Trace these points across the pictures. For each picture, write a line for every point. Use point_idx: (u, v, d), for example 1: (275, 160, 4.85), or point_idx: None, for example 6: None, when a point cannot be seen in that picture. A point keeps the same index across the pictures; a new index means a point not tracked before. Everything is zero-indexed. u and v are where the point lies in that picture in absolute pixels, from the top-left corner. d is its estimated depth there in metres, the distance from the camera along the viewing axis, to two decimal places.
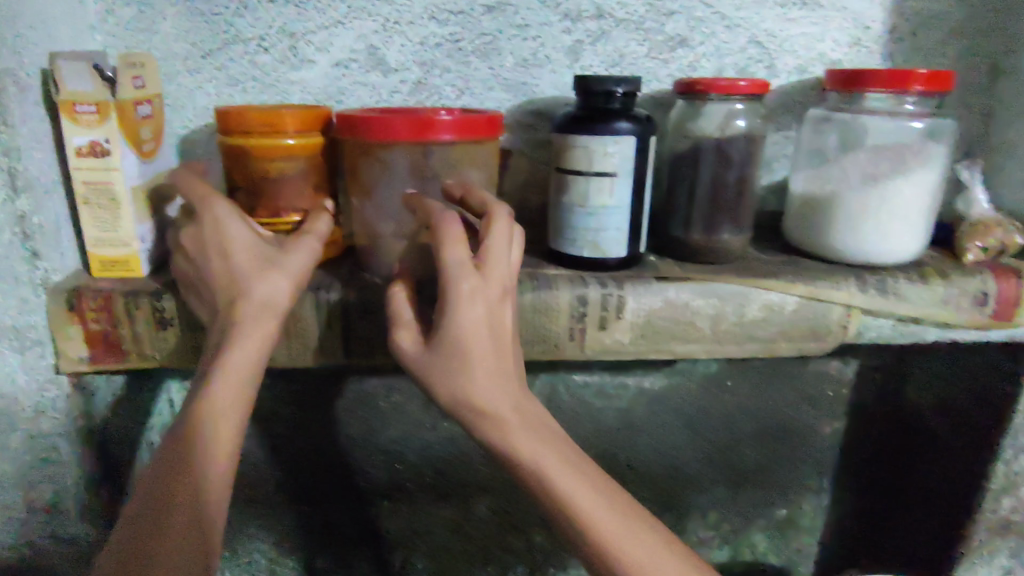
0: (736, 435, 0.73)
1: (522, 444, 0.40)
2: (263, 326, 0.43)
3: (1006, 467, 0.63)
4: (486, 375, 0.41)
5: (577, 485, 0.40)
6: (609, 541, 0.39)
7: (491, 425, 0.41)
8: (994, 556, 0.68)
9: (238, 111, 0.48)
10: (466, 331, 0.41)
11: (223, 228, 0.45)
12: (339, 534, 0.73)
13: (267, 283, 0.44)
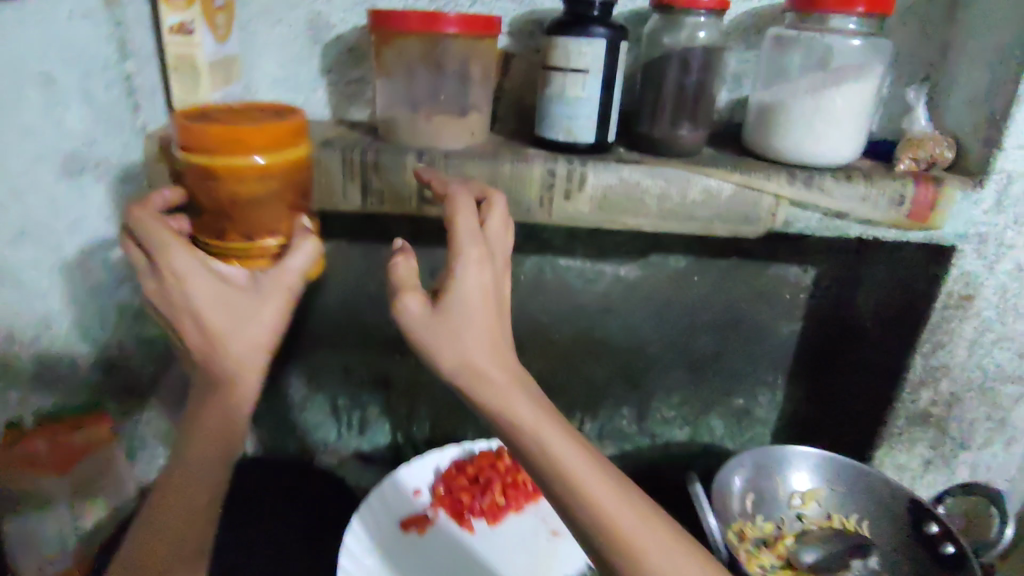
0: (695, 323, 0.86)
1: (519, 409, 0.47)
2: (253, 359, 0.53)
3: (924, 360, 0.73)
4: (489, 342, 0.48)
5: (565, 444, 0.47)
6: (591, 494, 0.46)
7: (485, 387, 0.47)
8: (915, 444, 0.79)
9: (200, 128, 0.47)
10: (473, 301, 0.48)
11: (192, 283, 0.49)
12: (356, 378, 0.90)
13: (254, 327, 0.51)
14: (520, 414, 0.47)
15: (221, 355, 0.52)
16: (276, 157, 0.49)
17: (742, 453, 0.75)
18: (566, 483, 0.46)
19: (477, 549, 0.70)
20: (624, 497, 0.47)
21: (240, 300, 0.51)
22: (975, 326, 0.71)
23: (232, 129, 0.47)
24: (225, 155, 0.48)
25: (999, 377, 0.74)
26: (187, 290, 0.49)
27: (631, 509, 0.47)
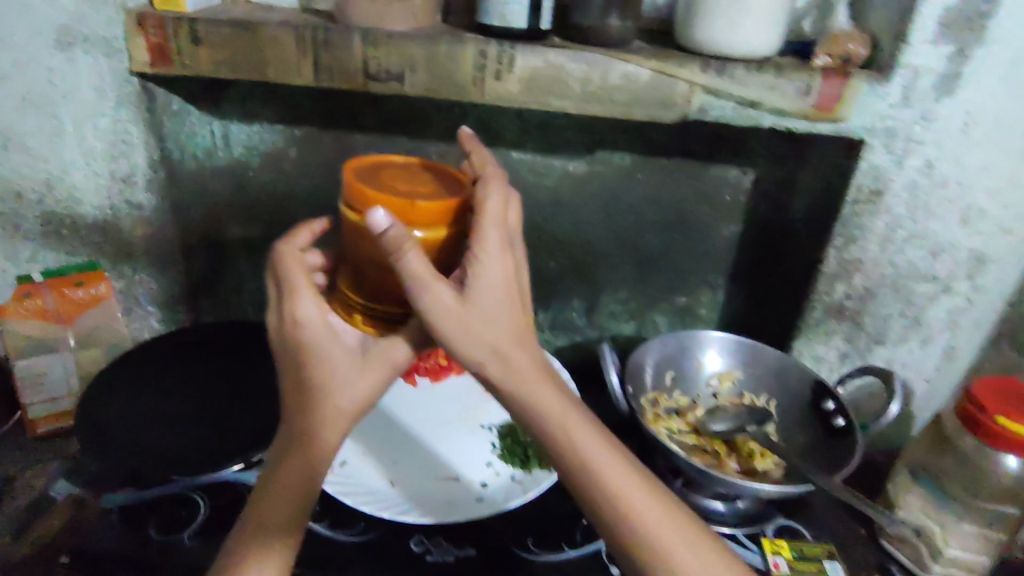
0: (641, 220, 0.93)
1: (545, 400, 0.50)
2: (337, 388, 0.51)
3: (838, 254, 0.79)
4: (514, 338, 0.49)
5: (608, 459, 0.50)
6: (618, 488, 0.49)
7: (514, 374, 0.50)
8: (831, 336, 0.85)
9: (365, 188, 0.48)
10: (500, 290, 0.49)
11: (306, 331, 0.50)
12: None
13: (358, 383, 0.51)
14: (548, 409, 0.50)
15: (316, 395, 0.51)
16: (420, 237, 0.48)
17: (665, 334, 0.84)
18: (592, 479, 0.49)
19: (416, 397, 0.80)
20: (652, 502, 0.49)
21: (351, 369, 0.51)
22: (885, 221, 0.76)
23: (376, 193, 0.48)
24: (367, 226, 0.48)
25: (910, 275, 0.80)
26: (303, 332, 0.50)
27: (662, 511, 0.49)
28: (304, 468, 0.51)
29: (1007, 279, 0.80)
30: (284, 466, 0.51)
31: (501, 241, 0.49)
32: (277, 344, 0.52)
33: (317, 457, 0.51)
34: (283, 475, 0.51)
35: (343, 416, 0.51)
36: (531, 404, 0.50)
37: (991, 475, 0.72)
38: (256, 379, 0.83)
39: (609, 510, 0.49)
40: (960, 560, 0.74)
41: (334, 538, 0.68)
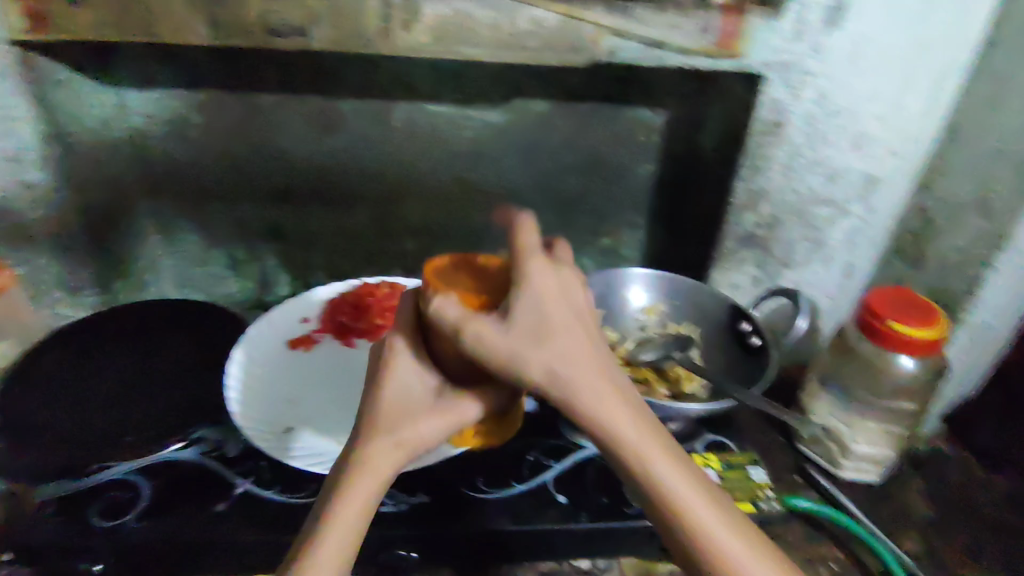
0: (560, 164, 0.95)
1: (612, 421, 0.48)
2: (399, 425, 0.51)
3: (745, 184, 0.85)
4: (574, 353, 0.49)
5: (666, 465, 0.48)
6: (688, 509, 0.47)
7: (579, 398, 0.48)
8: (743, 263, 0.92)
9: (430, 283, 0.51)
10: (558, 318, 0.49)
11: (390, 381, 0.53)
12: (250, 227, 0.98)
13: (420, 428, 0.51)
14: (619, 432, 0.48)
15: (390, 418, 0.51)
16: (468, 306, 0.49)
17: (593, 275, 0.86)
18: (660, 501, 0.47)
19: (354, 357, 0.80)
20: (723, 522, 0.47)
21: (421, 408, 0.52)
22: (786, 152, 0.82)
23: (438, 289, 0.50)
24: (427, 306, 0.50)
25: (811, 200, 0.86)
26: (394, 369, 0.53)
27: (732, 531, 0.47)
28: (357, 508, 0.48)
29: (895, 198, 0.86)
30: (338, 490, 0.48)
31: (553, 272, 0.50)
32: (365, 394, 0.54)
33: (381, 471, 0.49)
34: (344, 486, 0.48)
35: (415, 438, 0.51)
36: (602, 428, 0.48)
37: (890, 376, 0.79)
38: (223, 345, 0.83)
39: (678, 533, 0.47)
40: (868, 455, 0.82)
41: (288, 503, 0.69)
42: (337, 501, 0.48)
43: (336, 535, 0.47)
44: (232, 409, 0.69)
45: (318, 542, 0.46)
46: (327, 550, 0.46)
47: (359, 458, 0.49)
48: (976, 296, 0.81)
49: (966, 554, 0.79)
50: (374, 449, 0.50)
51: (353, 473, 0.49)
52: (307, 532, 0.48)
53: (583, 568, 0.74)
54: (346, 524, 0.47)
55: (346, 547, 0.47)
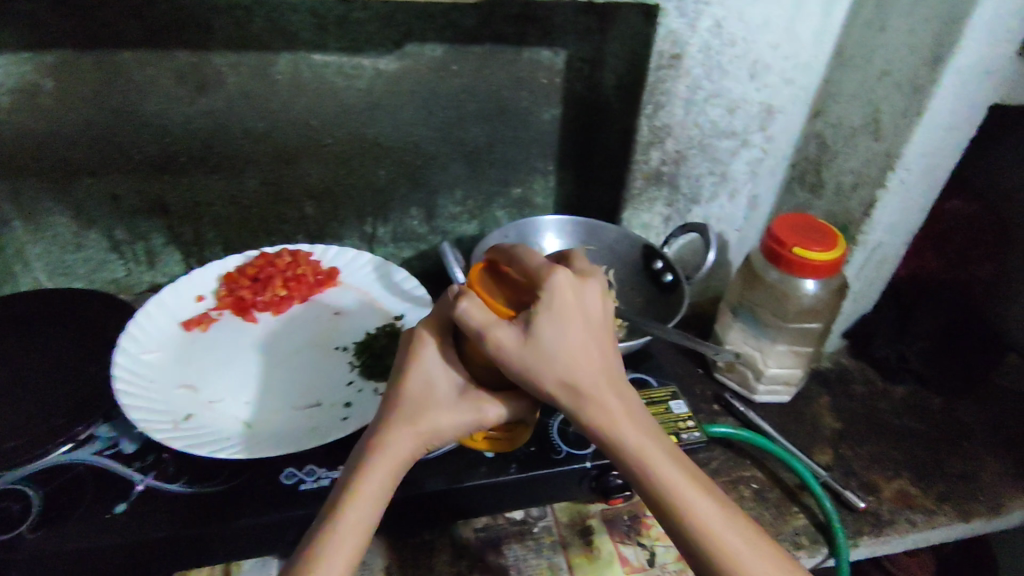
0: (462, 113, 0.91)
1: (619, 422, 0.51)
2: (418, 413, 0.54)
3: (649, 121, 0.84)
4: (587, 364, 0.51)
5: (667, 463, 0.50)
6: (686, 502, 0.49)
7: (589, 397, 0.51)
8: (653, 202, 0.92)
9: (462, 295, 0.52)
10: (578, 318, 0.51)
11: (412, 372, 0.55)
12: (127, 205, 0.88)
13: (439, 415, 0.54)
14: (622, 433, 0.51)
15: (411, 410, 0.54)
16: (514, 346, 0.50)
17: (506, 224, 0.84)
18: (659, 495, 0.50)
19: (258, 333, 0.75)
20: (720, 515, 0.49)
21: (447, 401, 0.54)
22: (687, 84, 0.81)
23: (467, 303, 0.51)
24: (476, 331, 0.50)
25: (714, 133, 0.86)
26: (422, 364, 0.55)
27: (728, 522, 0.49)
28: (375, 490, 0.51)
29: (791, 126, 0.89)
30: (357, 475, 0.51)
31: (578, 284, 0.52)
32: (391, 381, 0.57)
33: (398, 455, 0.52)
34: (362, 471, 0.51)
35: (434, 429, 0.53)
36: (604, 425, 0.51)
37: (795, 300, 0.81)
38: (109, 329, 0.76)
39: (681, 524, 0.49)
40: (778, 377, 0.87)
41: (199, 493, 0.65)
42: (355, 487, 0.50)
43: (351, 516, 0.49)
44: (118, 394, 0.64)
45: (341, 516, 0.49)
46: (347, 525, 0.49)
47: (377, 445, 0.52)
48: (869, 216, 0.83)
49: (869, 459, 0.84)
50: (392, 437, 0.52)
51: (370, 458, 0.51)
52: (328, 510, 0.50)
53: (517, 518, 0.74)
54: (365, 504, 0.50)
55: (360, 529, 0.50)
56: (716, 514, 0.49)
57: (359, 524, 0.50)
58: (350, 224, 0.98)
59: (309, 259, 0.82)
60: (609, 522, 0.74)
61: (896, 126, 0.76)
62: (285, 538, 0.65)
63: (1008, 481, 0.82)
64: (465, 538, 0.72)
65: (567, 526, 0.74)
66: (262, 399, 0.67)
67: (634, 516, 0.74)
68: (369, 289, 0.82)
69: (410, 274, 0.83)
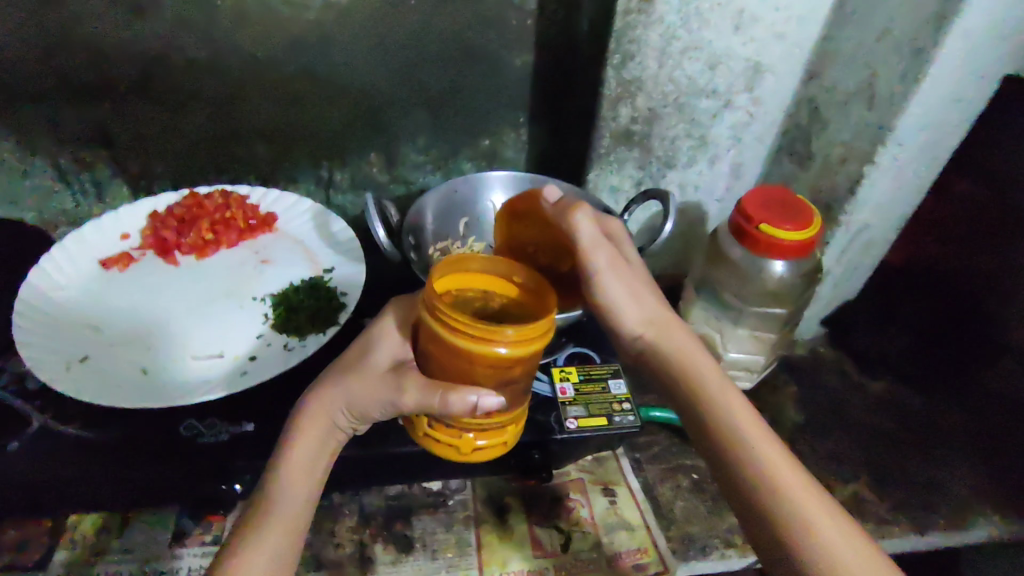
0: (422, 53, 0.84)
1: (697, 360, 0.55)
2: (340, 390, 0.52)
3: (616, 74, 0.75)
4: (658, 306, 0.59)
5: (759, 434, 0.50)
6: (774, 469, 0.47)
7: (665, 325, 0.58)
8: (623, 164, 0.84)
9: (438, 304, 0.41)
10: (637, 276, 0.60)
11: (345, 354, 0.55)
12: (69, 133, 0.85)
13: (363, 389, 0.52)
14: (707, 382, 0.53)
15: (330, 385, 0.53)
16: (520, 330, 0.40)
17: (453, 179, 0.80)
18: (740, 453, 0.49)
19: (177, 277, 0.72)
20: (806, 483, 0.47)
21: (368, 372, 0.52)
22: (660, 33, 0.72)
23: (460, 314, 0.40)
24: (471, 319, 0.40)
25: (692, 92, 0.77)
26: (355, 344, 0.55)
27: (821, 500, 0.46)
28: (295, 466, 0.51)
29: (783, 88, 0.80)
30: (283, 451, 0.51)
31: (613, 247, 0.59)
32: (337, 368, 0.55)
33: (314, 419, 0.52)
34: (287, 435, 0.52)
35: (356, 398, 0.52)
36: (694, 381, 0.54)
37: (760, 281, 0.74)
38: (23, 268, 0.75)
39: (762, 485, 0.47)
40: (738, 362, 0.81)
41: (92, 441, 0.63)
42: (281, 456, 0.51)
43: (276, 489, 0.50)
44: (14, 324, 0.63)
45: (268, 493, 0.49)
46: (273, 500, 0.49)
47: (297, 419, 0.53)
48: (853, 194, 0.74)
49: (827, 457, 0.78)
50: (307, 410, 0.53)
51: (291, 431, 0.52)
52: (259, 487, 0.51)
53: (434, 489, 0.71)
54: (289, 481, 0.50)
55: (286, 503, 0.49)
56: (805, 489, 0.46)
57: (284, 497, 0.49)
58: (305, 168, 0.93)
59: (244, 203, 0.78)
60: (529, 501, 0.70)
61: (892, 94, 0.67)
62: (175, 492, 0.63)
63: (978, 494, 0.74)
64: (375, 506, 0.69)
65: (483, 502, 0.70)
66: (162, 346, 0.65)
67: (557, 497, 0.70)
68: (303, 238, 0.78)
69: (348, 225, 0.79)
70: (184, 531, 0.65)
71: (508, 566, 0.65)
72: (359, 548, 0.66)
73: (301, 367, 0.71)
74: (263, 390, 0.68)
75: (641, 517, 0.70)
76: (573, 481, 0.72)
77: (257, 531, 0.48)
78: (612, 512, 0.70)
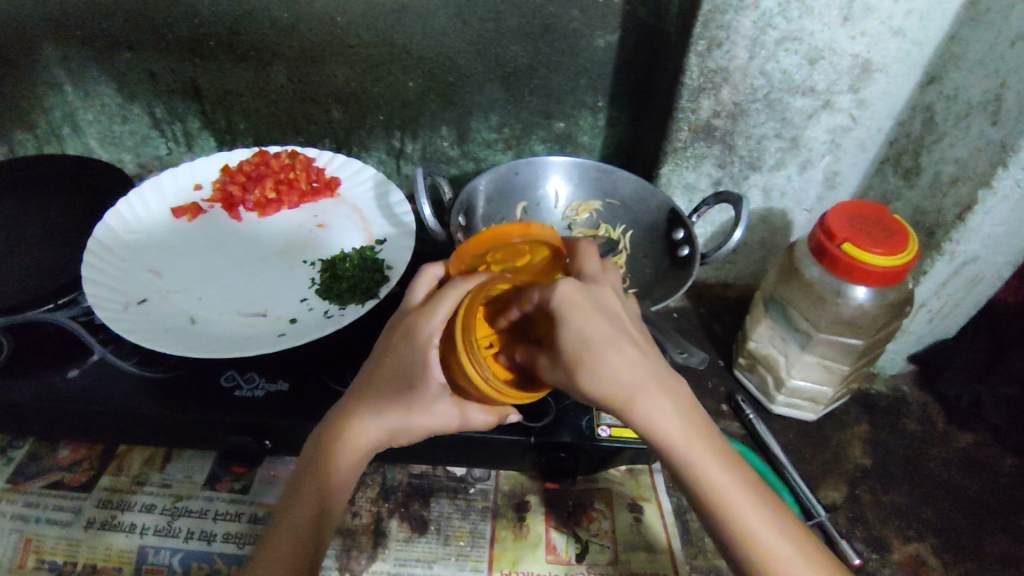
0: (501, 28, 0.81)
1: (682, 438, 0.46)
2: (372, 415, 0.53)
3: (700, 62, 0.69)
4: (614, 363, 0.45)
5: (722, 473, 0.46)
6: (742, 522, 0.45)
7: (645, 405, 0.45)
8: (701, 162, 0.78)
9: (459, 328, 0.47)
10: (585, 351, 0.45)
11: (376, 369, 0.54)
12: (163, 84, 0.89)
13: (398, 415, 0.53)
14: (670, 424, 0.46)
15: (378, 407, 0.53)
16: (499, 385, 0.47)
17: (516, 160, 0.77)
18: (737, 540, 0.46)
19: (237, 233, 0.74)
20: (793, 552, 0.45)
21: (421, 396, 0.53)
22: (754, 21, 0.65)
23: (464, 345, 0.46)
24: (466, 356, 0.47)
25: (785, 87, 0.70)
26: (395, 355, 0.53)
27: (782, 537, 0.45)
28: (321, 486, 0.52)
29: (894, 91, 0.71)
30: (309, 471, 0.53)
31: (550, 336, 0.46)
32: (366, 373, 0.55)
33: (354, 445, 0.53)
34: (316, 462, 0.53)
35: (403, 424, 0.53)
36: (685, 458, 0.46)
37: (836, 306, 0.67)
38: (96, 204, 0.76)
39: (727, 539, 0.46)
40: (803, 391, 0.74)
41: (142, 376, 0.66)
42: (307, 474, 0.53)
43: (299, 512, 0.51)
44: (86, 258, 0.66)
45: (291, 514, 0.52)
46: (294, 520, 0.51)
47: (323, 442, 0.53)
48: (962, 221, 0.65)
49: (888, 510, 0.70)
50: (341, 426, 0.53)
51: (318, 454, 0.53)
52: (284, 499, 0.53)
53: (457, 474, 0.70)
54: (311, 504, 0.52)
55: (303, 529, 0.51)
56: (769, 528, 0.46)
57: (305, 522, 0.51)
58: (378, 135, 0.93)
59: (309, 165, 0.79)
60: (550, 503, 0.68)
61: (1020, 108, 0.57)
62: (210, 435, 0.66)
63: None
64: (397, 481, 0.69)
65: (504, 495, 0.68)
66: (213, 296, 0.67)
67: (579, 504, 0.67)
68: (361, 206, 0.78)
69: (406, 198, 0.78)
70: (215, 475, 0.68)
71: (517, 566, 0.63)
72: (375, 520, 0.66)
73: (342, 335, 0.71)
74: (301, 351, 0.69)
75: (666, 541, 0.65)
76: (599, 490, 0.69)
77: (276, 552, 0.50)
78: (635, 529, 0.66)
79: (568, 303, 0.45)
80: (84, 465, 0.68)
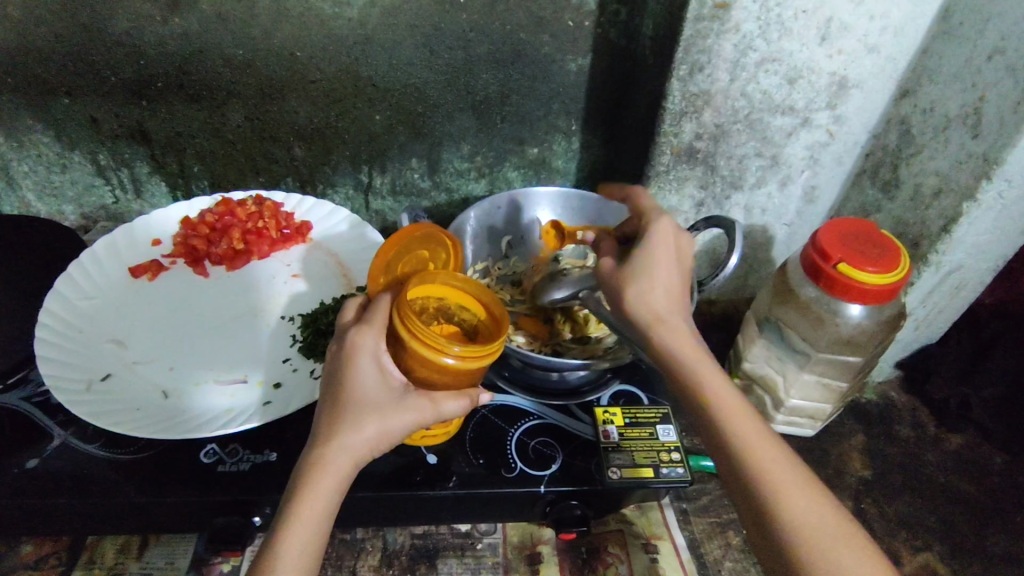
0: (470, 56, 0.78)
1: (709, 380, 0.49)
2: (346, 431, 0.47)
3: (682, 86, 0.67)
4: (660, 293, 0.51)
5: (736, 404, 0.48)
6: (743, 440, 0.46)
7: (698, 379, 0.49)
8: (684, 185, 0.77)
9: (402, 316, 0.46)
10: (649, 268, 0.52)
11: (339, 387, 0.48)
12: (107, 130, 0.83)
13: (375, 424, 0.47)
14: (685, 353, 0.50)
15: (351, 423, 0.47)
16: (472, 349, 0.46)
17: (497, 194, 0.78)
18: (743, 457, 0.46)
19: (203, 290, 0.69)
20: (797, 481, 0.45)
21: (390, 401, 0.48)
22: (734, 43, 0.64)
23: (421, 328, 0.45)
24: (427, 334, 0.45)
25: (766, 107, 0.70)
26: (351, 370, 0.48)
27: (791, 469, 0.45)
28: (313, 518, 0.45)
29: (870, 106, 0.71)
30: (290, 506, 0.45)
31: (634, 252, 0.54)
32: (328, 392, 0.49)
33: (339, 467, 0.46)
34: (299, 493, 0.46)
35: (383, 434, 0.47)
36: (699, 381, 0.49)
37: (833, 327, 0.66)
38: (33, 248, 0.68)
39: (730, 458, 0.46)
40: (803, 409, 0.74)
41: (111, 459, 0.60)
42: (290, 508, 0.45)
43: (287, 546, 0.44)
44: (37, 334, 0.60)
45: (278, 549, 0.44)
46: (286, 556, 0.44)
47: (305, 477, 0.46)
48: (947, 233, 0.65)
49: (895, 522, 0.70)
50: (324, 450, 0.47)
51: (302, 488, 0.46)
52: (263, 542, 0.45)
53: (462, 530, 0.66)
54: (311, 535, 0.45)
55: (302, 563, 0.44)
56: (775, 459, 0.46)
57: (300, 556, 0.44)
58: (344, 171, 0.88)
59: (277, 210, 0.75)
60: (562, 553, 0.65)
61: (1001, 122, 0.58)
62: (193, 519, 0.60)
63: None
64: (399, 544, 0.65)
65: (514, 548, 0.65)
66: (184, 360, 0.62)
67: (592, 550, 0.65)
68: (337, 251, 0.74)
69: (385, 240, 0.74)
70: (201, 558, 0.62)
71: None
72: None
73: None
74: (287, 417, 0.65)
75: None
76: (612, 533, 0.66)
77: None
78: (653, 571, 0.64)
79: (664, 233, 0.53)
80: (52, 560, 0.62)
